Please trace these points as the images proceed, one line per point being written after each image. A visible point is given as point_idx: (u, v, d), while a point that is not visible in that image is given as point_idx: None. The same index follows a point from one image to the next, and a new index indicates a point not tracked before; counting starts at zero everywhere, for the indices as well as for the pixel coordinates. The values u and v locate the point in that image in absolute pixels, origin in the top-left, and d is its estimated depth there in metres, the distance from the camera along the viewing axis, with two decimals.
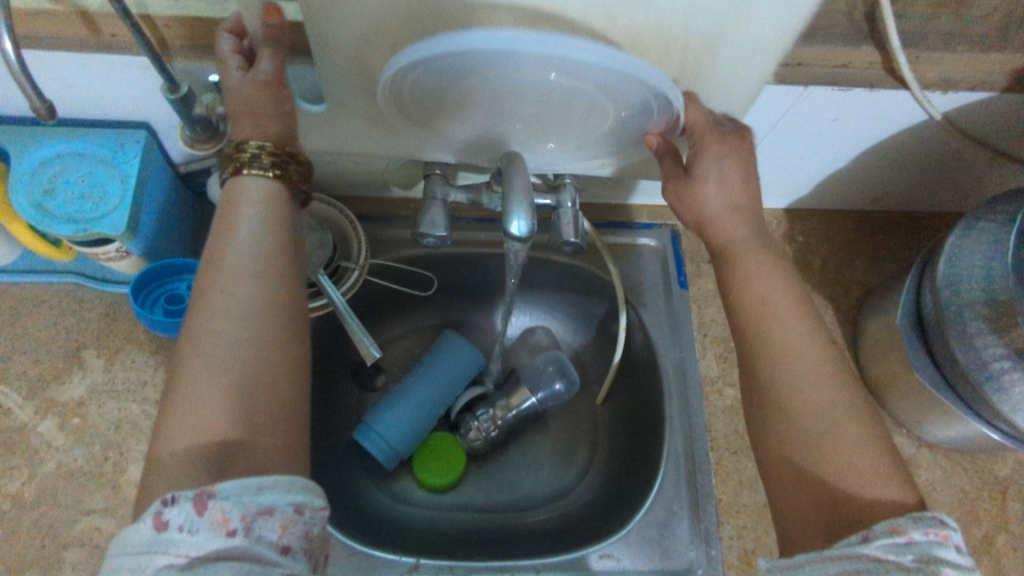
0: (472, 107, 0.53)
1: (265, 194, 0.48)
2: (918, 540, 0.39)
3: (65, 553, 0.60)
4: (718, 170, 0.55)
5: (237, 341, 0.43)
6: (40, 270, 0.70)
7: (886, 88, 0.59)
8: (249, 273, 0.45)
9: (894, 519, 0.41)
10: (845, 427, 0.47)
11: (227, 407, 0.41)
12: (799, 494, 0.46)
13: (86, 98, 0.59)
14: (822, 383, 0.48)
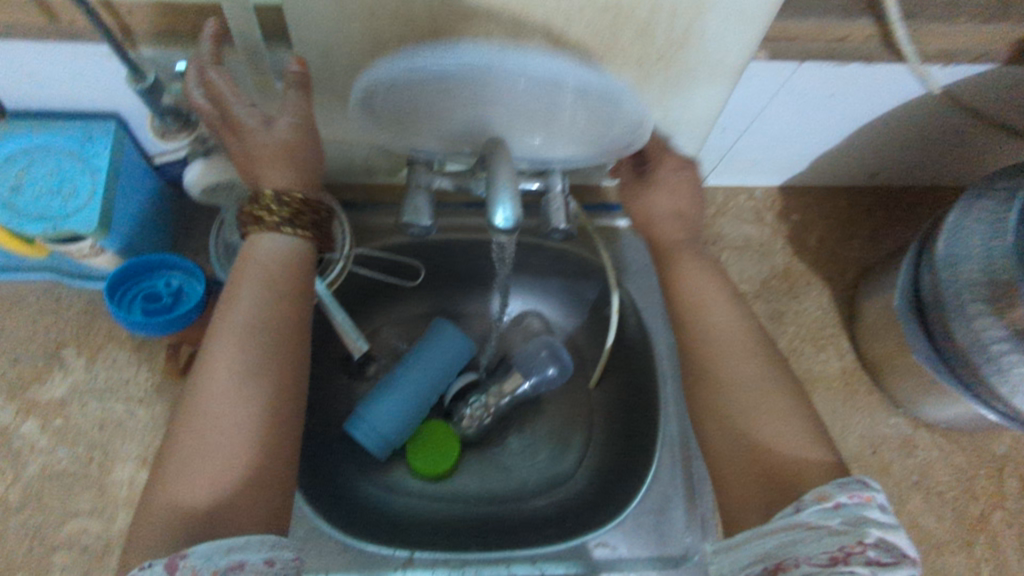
0: (442, 125, 0.54)
1: (283, 248, 0.51)
2: (844, 504, 0.44)
3: (53, 556, 0.59)
4: (668, 182, 0.66)
5: (210, 399, 0.46)
6: (14, 268, 0.68)
7: (884, 62, 0.57)
8: (237, 327, 0.48)
9: (823, 488, 0.46)
10: (776, 417, 0.54)
11: (233, 444, 0.45)
12: (745, 470, 0.53)
13: (50, 89, 0.57)
14: (745, 362, 0.58)
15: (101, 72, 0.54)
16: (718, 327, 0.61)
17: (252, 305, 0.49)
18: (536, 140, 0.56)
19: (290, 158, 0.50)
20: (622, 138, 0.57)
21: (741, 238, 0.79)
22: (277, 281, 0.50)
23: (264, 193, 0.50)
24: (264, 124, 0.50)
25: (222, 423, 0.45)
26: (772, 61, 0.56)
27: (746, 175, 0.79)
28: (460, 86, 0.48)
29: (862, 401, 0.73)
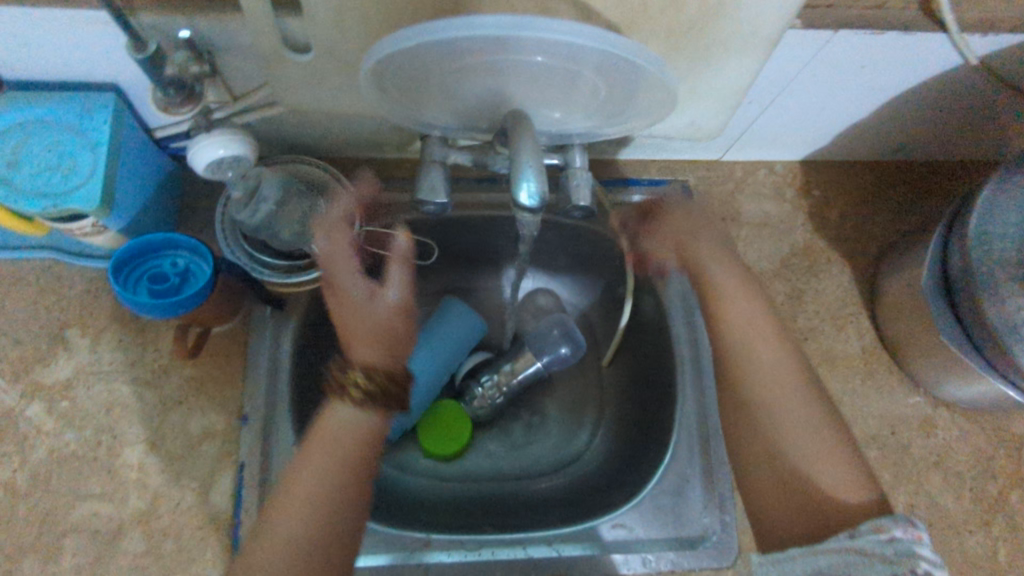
0: (458, 94, 0.51)
1: (358, 428, 0.53)
2: (899, 538, 0.42)
3: (64, 540, 0.58)
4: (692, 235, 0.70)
5: (282, 525, 0.48)
6: (12, 246, 0.66)
7: (923, 31, 0.54)
8: (307, 471, 0.50)
9: (881, 519, 0.44)
10: (827, 460, 0.53)
11: (289, 551, 0.47)
12: (796, 521, 0.52)
13: (46, 60, 0.54)
14: (839, 467, 0.53)
15: (99, 40, 0.51)
16: (769, 381, 0.59)
17: (321, 451, 0.51)
18: (555, 114, 0.54)
19: (382, 333, 0.54)
20: (649, 107, 0.53)
21: (761, 214, 0.77)
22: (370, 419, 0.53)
23: (353, 367, 0.53)
24: (368, 296, 0.55)
25: (300, 517, 0.48)
26: (807, 31, 0.53)
27: (767, 150, 0.76)
28: (480, 54, 0.45)
29: (882, 380, 0.72)
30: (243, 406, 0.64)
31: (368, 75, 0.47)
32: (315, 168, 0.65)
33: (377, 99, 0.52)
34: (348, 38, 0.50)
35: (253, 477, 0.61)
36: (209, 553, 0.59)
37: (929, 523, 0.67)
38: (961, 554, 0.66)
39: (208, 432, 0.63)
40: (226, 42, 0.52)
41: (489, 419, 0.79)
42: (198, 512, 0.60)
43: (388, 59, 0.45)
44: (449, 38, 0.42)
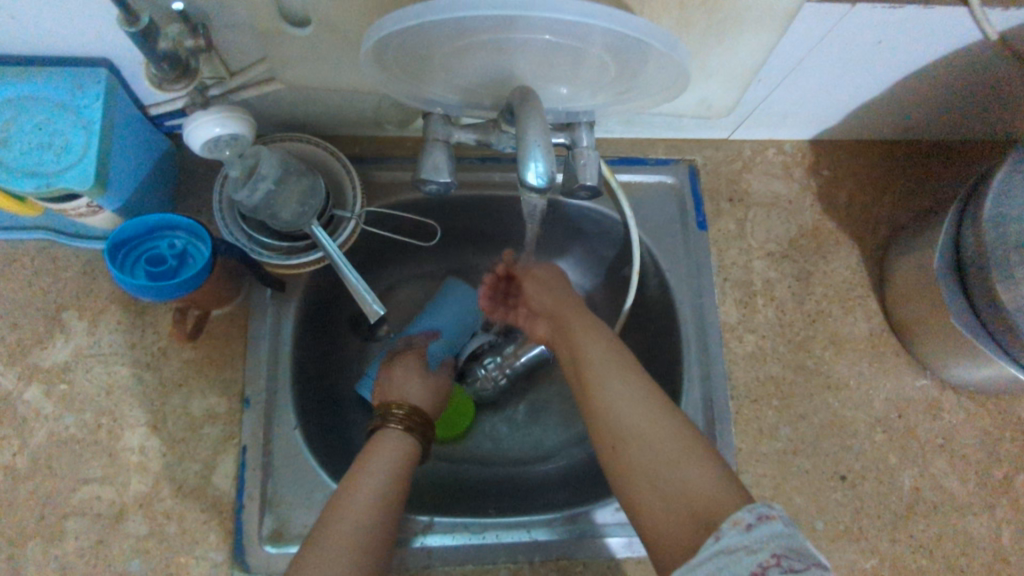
0: (462, 71, 0.49)
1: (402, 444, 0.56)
2: (754, 525, 0.40)
3: (66, 523, 0.58)
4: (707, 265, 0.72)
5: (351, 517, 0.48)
6: (6, 226, 0.64)
7: (943, 5, 0.53)
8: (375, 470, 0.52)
9: (735, 513, 0.42)
10: (687, 458, 0.47)
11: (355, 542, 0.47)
12: (675, 524, 0.45)
13: (35, 34, 0.52)
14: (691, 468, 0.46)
15: (90, 13, 0.49)
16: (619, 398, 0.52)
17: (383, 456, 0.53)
18: (562, 91, 0.52)
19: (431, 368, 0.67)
20: (659, 85, 0.52)
21: (770, 194, 0.76)
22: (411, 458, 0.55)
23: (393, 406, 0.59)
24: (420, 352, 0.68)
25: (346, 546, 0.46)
26: (823, 5, 0.52)
27: (777, 128, 0.75)
28: (486, 31, 0.43)
29: (889, 363, 0.71)
30: (245, 389, 0.63)
31: (370, 50, 0.46)
32: (314, 147, 0.64)
33: (378, 76, 0.50)
34: (349, 11, 0.48)
35: (257, 460, 0.61)
36: (213, 536, 0.59)
37: (933, 506, 0.67)
38: (965, 537, 0.66)
39: (210, 415, 0.62)
40: (223, 15, 0.50)
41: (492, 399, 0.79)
42: (200, 495, 0.60)
43: (389, 37, 0.43)
44: (449, 18, 0.41)
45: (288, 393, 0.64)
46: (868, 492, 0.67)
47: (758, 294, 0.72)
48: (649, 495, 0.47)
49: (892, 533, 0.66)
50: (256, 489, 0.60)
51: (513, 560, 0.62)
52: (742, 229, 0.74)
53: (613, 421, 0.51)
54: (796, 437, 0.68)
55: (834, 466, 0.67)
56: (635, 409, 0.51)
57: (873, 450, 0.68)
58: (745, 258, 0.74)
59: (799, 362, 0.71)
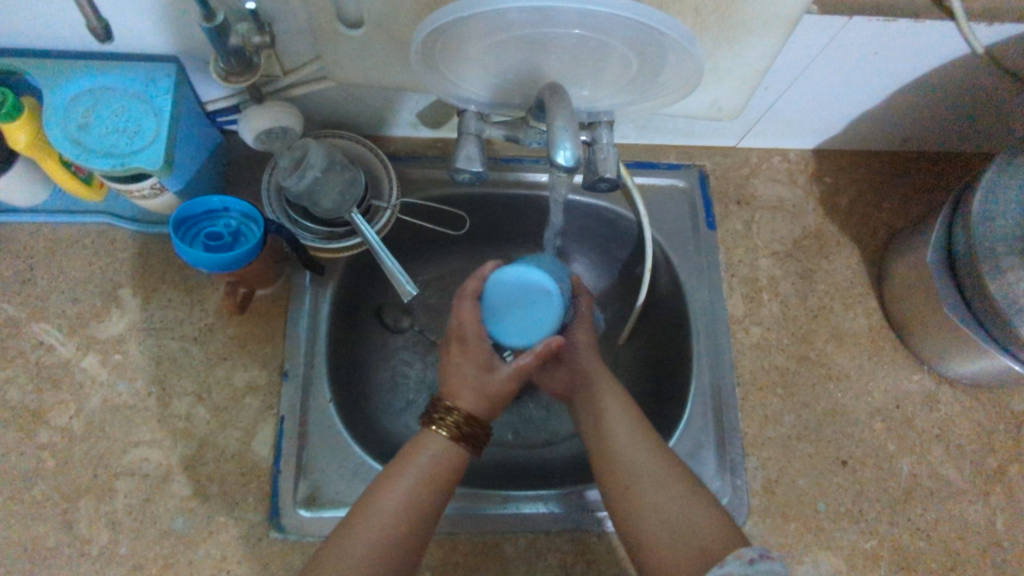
0: (498, 64, 0.54)
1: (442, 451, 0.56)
2: (755, 559, 0.46)
3: (117, 482, 0.62)
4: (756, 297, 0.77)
5: (370, 533, 0.51)
6: (70, 210, 0.70)
7: (932, 20, 0.58)
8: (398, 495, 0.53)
9: (743, 549, 0.48)
10: (711, 514, 0.53)
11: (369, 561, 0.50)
12: (682, 557, 0.51)
13: (117, 32, 0.58)
14: (717, 519, 0.52)
15: (171, 13, 0.56)
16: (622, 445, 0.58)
17: (434, 452, 0.56)
18: (584, 92, 0.58)
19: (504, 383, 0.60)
20: (677, 84, 0.57)
21: (775, 198, 0.81)
22: (439, 481, 0.55)
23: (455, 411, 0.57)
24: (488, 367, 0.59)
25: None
26: (822, 16, 0.57)
27: (780, 137, 0.80)
28: (526, 23, 0.48)
29: (888, 356, 0.76)
30: (284, 363, 0.67)
31: (418, 43, 0.50)
32: (357, 144, 0.69)
33: (420, 69, 0.56)
34: (399, 16, 0.54)
35: (294, 429, 0.65)
36: (251, 498, 0.63)
37: (931, 492, 0.70)
38: (961, 521, 0.69)
39: (251, 386, 0.67)
40: (285, 15, 0.56)
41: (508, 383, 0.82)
42: (240, 460, 0.64)
43: (437, 29, 0.48)
44: (496, 10, 0.46)
45: (323, 369, 0.69)
46: (867, 475, 0.70)
47: (763, 290, 0.77)
48: (660, 539, 0.53)
49: (891, 516, 0.69)
50: (292, 456, 0.64)
51: (530, 531, 0.65)
52: (748, 229, 0.79)
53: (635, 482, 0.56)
54: (799, 424, 0.72)
55: (836, 451, 0.71)
56: (640, 444, 0.58)
57: (873, 438, 0.72)
58: (752, 256, 0.79)
59: (801, 354, 0.75)
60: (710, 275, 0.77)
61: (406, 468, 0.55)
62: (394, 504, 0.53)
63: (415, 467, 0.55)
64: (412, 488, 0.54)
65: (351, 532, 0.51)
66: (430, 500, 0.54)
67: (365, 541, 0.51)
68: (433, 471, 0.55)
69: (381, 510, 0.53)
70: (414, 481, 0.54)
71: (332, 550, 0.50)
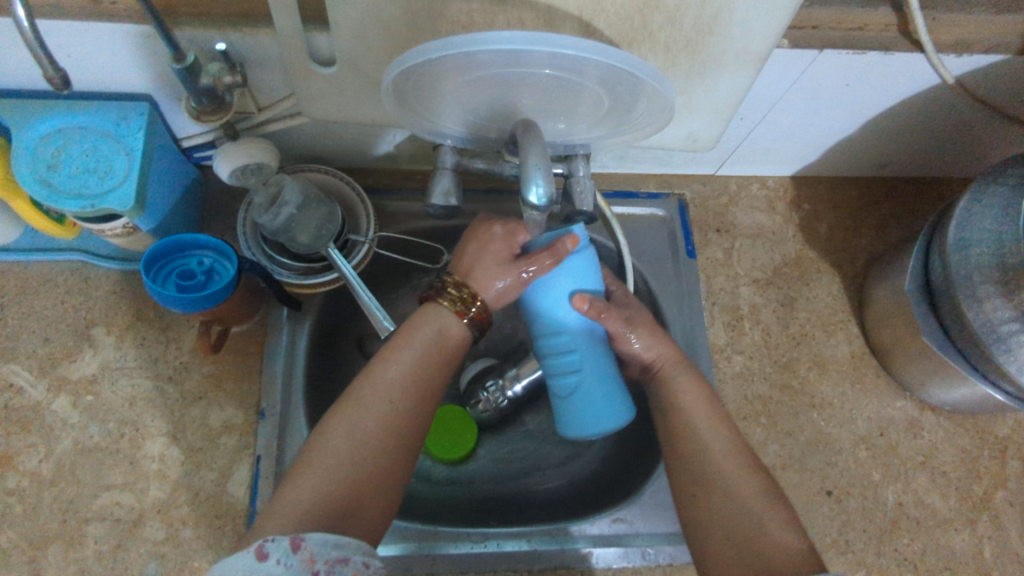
0: (471, 101, 0.54)
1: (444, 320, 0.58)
2: None
3: (87, 528, 0.61)
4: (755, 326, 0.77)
5: (378, 402, 0.54)
6: (42, 248, 0.69)
7: (902, 53, 0.59)
8: (398, 370, 0.56)
9: None
10: (783, 538, 0.51)
11: (379, 429, 0.52)
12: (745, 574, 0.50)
13: (87, 71, 0.58)
14: (791, 545, 0.50)
15: (141, 53, 0.55)
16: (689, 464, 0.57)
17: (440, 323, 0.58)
18: (559, 125, 0.58)
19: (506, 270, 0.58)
20: (651, 119, 0.57)
21: (754, 226, 0.81)
22: (441, 357, 0.58)
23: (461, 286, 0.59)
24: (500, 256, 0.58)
25: (345, 458, 0.50)
26: (794, 50, 0.58)
27: (758, 166, 0.81)
28: (497, 63, 0.48)
29: (870, 383, 0.75)
30: (260, 401, 0.66)
31: (390, 83, 0.50)
32: (335, 178, 0.69)
33: (394, 108, 0.55)
34: (371, 55, 0.54)
35: (270, 469, 0.64)
36: (226, 542, 0.61)
37: (917, 522, 0.69)
38: (947, 551, 0.68)
39: (227, 426, 0.65)
40: (255, 55, 0.56)
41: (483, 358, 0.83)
42: (215, 501, 0.63)
43: (408, 70, 0.48)
44: (466, 53, 0.46)
45: (300, 407, 0.68)
46: (852, 505, 0.70)
47: (744, 317, 0.77)
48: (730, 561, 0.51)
49: (877, 546, 0.68)
50: (268, 497, 0.63)
51: (513, 568, 0.64)
52: (729, 257, 0.79)
53: (710, 492, 0.55)
54: (783, 454, 0.71)
55: (820, 481, 0.70)
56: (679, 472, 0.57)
57: (857, 466, 0.71)
58: (733, 284, 0.78)
59: (784, 383, 0.74)
60: (691, 304, 0.77)
61: (404, 351, 0.57)
62: (400, 373, 0.55)
63: (421, 338, 0.58)
64: (410, 371, 0.56)
65: (351, 416, 0.53)
66: (431, 380, 0.56)
67: (374, 413, 0.53)
68: (429, 351, 0.57)
69: (379, 396, 0.54)
70: (420, 348, 0.57)
71: (338, 417, 0.52)
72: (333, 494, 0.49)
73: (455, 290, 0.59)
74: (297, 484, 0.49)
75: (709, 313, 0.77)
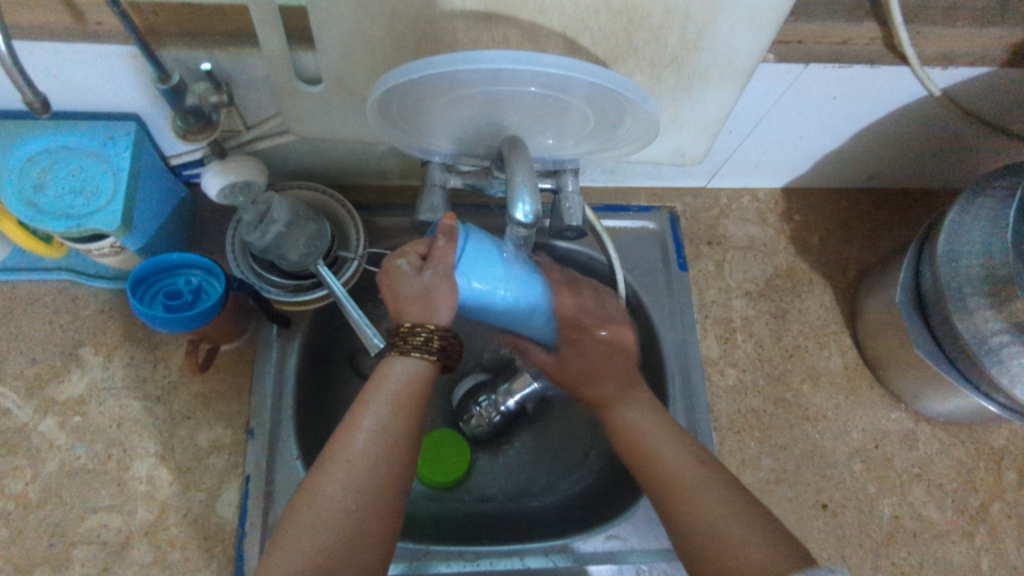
0: (457, 118, 0.54)
1: (415, 368, 0.53)
2: None
3: (74, 551, 0.60)
4: (748, 338, 0.76)
5: (353, 451, 0.49)
6: (31, 269, 0.69)
7: (887, 65, 0.59)
8: (372, 419, 0.51)
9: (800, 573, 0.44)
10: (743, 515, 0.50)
11: (359, 485, 0.48)
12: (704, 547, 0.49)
13: (74, 91, 0.58)
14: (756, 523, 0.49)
15: (127, 73, 0.55)
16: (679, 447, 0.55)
17: (409, 365, 0.53)
18: (547, 142, 0.58)
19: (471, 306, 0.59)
20: (638, 134, 0.57)
21: (745, 238, 0.81)
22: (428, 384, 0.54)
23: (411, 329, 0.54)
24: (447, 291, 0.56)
25: (323, 520, 0.46)
26: (779, 64, 0.58)
27: (749, 178, 0.81)
28: (482, 82, 0.48)
29: (864, 395, 0.75)
30: (249, 420, 0.66)
31: (376, 101, 0.50)
32: (325, 194, 0.69)
33: (380, 125, 0.55)
34: (355, 73, 0.54)
35: (259, 488, 0.63)
36: (214, 564, 0.61)
37: (914, 534, 0.69)
38: (945, 563, 0.68)
39: (216, 445, 0.65)
40: (242, 74, 0.56)
41: (477, 372, 0.83)
42: (203, 522, 0.62)
43: (394, 88, 0.48)
44: (450, 72, 0.46)
45: (290, 424, 0.67)
46: (849, 518, 0.69)
47: (737, 330, 0.77)
48: (700, 539, 0.50)
49: (874, 559, 0.67)
50: (257, 518, 0.62)
51: None
52: (721, 270, 0.79)
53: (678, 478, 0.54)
54: (778, 467, 0.71)
55: (816, 494, 0.70)
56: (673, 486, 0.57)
57: (853, 479, 0.71)
58: (725, 296, 0.78)
59: (777, 396, 0.74)
60: (682, 316, 0.77)
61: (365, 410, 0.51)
62: (374, 422, 0.50)
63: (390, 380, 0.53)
64: (380, 426, 0.50)
65: (330, 463, 0.48)
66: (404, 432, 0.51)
67: (351, 466, 0.48)
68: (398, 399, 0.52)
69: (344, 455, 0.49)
70: (391, 394, 0.52)
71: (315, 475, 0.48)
72: (304, 569, 0.44)
73: (419, 338, 0.54)
74: (275, 555, 0.45)
75: (701, 325, 0.77)
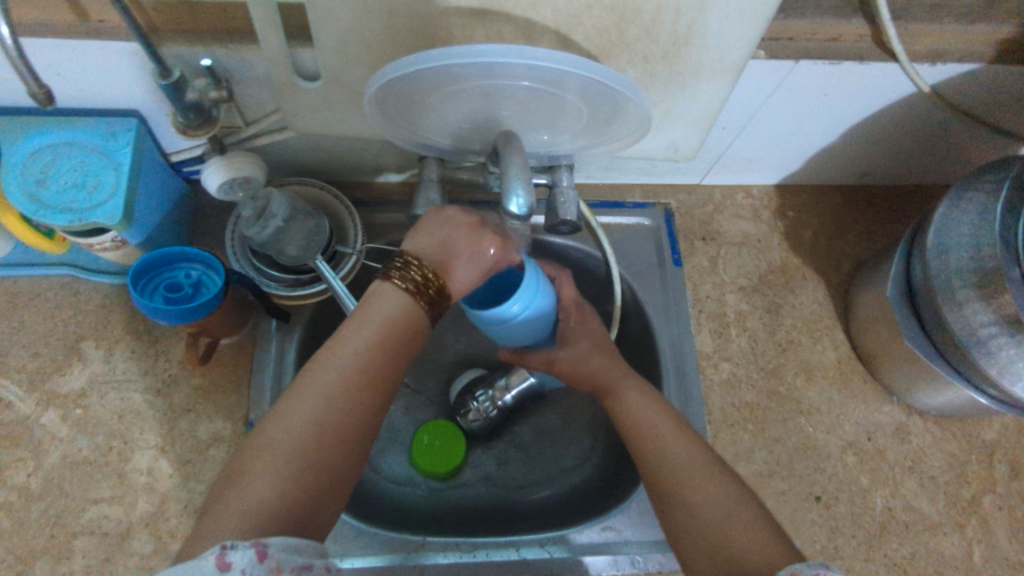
0: (453, 112, 0.55)
1: (401, 305, 0.51)
2: None
3: (75, 542, 0.61)
4: (742, 333, 0.77)
5: (331, 382, 0.46)
6: (33, 264, 0.70)
7: (876, 62, 0.60)
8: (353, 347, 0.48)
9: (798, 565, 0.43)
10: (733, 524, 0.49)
11: (335, 417, 0.45)
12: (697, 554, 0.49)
13: (76, 88, 0.59)
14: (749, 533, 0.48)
15: (128, 69, 0.56)
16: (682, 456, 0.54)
17: (398, 297, 0.51)
18: (542, 137, 0.59)
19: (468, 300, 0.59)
20: (631, 129, 0.58)
21: (740, 234, 0.82)
22: (412, 317, 0.51)
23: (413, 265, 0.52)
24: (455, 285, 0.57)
25: (294, 450, 0.43)
26: (769, 60, 0.59)
27: (743, 174, 0.82)
28: (477, 75, 0.49)
29: (857, 389, 0.76)
30: (249, 413, 0.66)
31: (373, 96, 0.51)
32: (324, 191, 0.70)
33: (377, 120, 0.56)
34: (353, 68, 0.55)
35: None
36: None
37: (906, 526, 0.69)
38: (937, 555, 0.68)
39: (215, 438, 0.66)
40: (241, 70, 0.57)
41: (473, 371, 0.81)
42: None
43: (390, 82, 0.49)
44: (446, 66, 0.47)
45: None
46: (842, 511, 0.70)
47: (731, 325, 0.77)
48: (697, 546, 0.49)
49: (867, 551, 0.68)
50: None
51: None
52: (715, 266, 0.80)
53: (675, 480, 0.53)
54: (771, 460, 0.71)
55: (809, 486, 0.71)
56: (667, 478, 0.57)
57: (846, 472, 0.72)
58: (719, 292, 0.79)
59: (771, 390, 0.75)
60: (677, 311, 0.77)
61: (348, 337, 0.49)
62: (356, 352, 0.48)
63: (375, 315, 0.50)
64: (361, 356, 0.48)
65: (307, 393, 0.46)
66: (381, 367, 0.48)
67: (329, 398, 0.46)
68: (384, 335, 0.49)
69: (316, 391, 0.46)
70: (378, 324, 0.49)
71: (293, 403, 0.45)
72: (275, 504, 0.41)
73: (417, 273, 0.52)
74: (241, 485, 0.42)
75: (695, 320, 0.77)
